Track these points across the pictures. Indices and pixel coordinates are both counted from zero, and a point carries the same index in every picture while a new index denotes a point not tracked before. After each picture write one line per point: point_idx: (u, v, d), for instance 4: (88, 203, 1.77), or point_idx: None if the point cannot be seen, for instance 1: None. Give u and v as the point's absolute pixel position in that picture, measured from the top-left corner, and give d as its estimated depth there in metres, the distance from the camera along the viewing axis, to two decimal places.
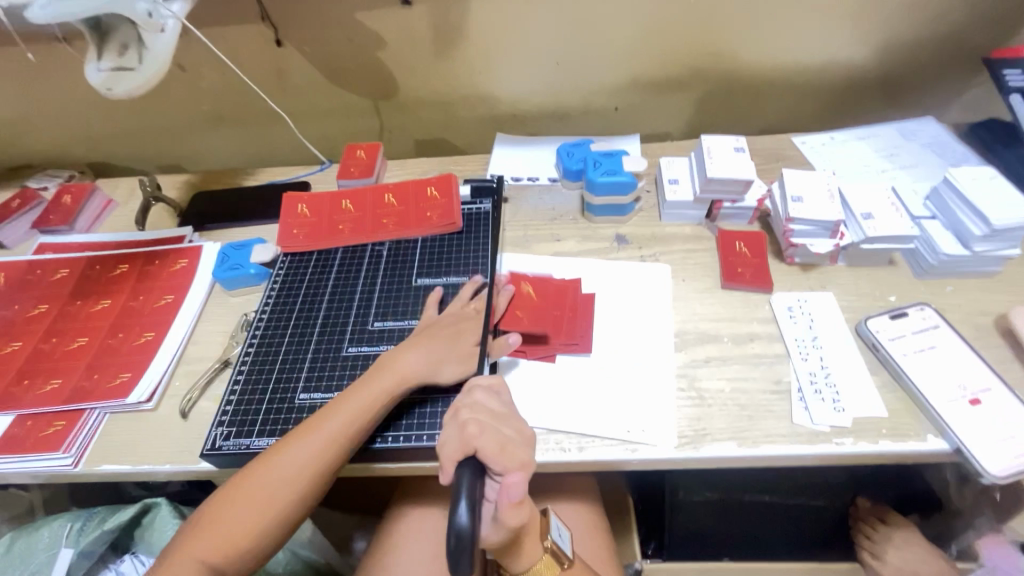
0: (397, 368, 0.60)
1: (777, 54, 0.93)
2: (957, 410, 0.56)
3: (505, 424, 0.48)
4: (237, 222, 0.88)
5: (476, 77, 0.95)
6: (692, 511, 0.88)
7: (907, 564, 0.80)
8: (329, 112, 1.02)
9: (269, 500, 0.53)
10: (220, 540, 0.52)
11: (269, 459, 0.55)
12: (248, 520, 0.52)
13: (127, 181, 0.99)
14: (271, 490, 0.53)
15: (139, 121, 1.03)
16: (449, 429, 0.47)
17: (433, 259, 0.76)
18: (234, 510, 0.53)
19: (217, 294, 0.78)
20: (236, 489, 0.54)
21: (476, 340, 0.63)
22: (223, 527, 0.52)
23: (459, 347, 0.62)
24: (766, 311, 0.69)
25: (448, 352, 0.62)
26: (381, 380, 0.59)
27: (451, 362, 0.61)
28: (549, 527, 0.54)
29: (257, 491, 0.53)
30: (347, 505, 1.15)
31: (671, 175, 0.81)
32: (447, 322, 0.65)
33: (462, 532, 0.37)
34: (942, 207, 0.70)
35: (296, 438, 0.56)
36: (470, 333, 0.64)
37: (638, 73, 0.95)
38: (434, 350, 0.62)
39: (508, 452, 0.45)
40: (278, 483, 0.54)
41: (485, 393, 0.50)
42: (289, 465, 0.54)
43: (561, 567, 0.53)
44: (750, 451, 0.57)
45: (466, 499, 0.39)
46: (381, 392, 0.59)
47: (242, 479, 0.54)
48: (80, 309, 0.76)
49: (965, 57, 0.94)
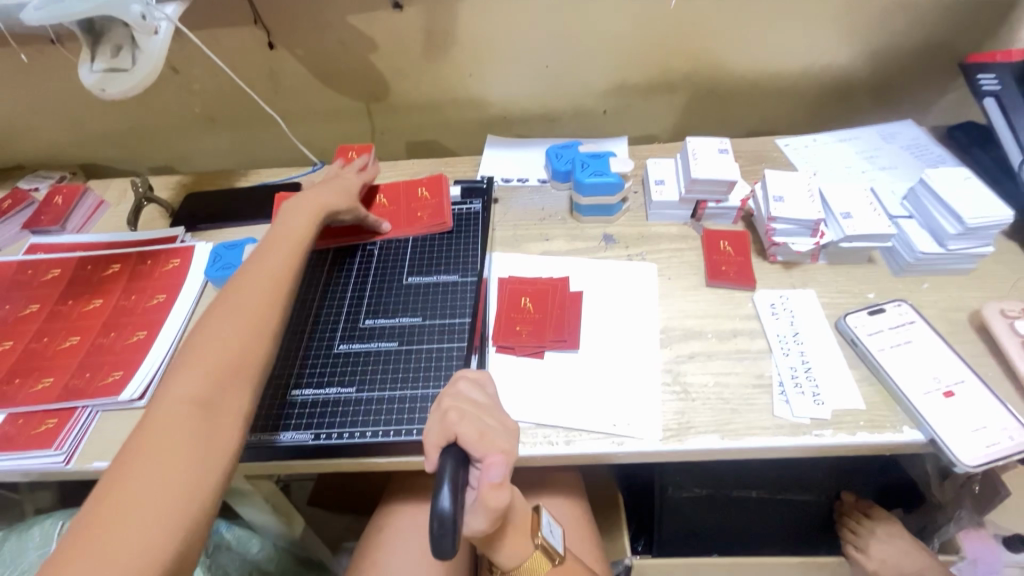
0: (313, 201, 0.72)
1: (761, 58, 0.95)
2: (932, 402, 0.58)
3: (488, 414, 0.49)
4: (229, 222, 0.89)
5: (466, 80, 0.97)
6: (680, 506, 0.89)
7: (892, 557, 0.81)
8: (321, 114, 1.03)
9: (242, 322, 0.56)
10: (204, 366, 0.52)
11: (224, 298, 0.58)
12: (225, 344, 0.54)
13: (119, 183, 0.99)
14: (239, 312, 0.57)
15: (131, 122, 1.03)
16: (433, 420, 0.48)
17: (423, 259, 0.77)
18: (206, 339, 0.54)
19: (210, 293, 0.79)
20: (204, 329, 0.55)
21: (353, 182, 0.79)
22: (202, 355, 0.52)
23: (346, 183, 0.78)
24: (749, 308, 0.70)
25: (339, 187, 0.76)
26: (302, 217, 0.70)
27: (345, 192, 0.76)
28: (540, 524, 0.55)
29: (227, 319, 0.56)
30: (338, 505, 1.16)
31: (658, 176, 0.83)
32: (330, 179, 0.78)
33: (445, 517, 0.38)
34: (919, 207, 0.73)
35: (245, 275, 0.61)
36: (352, 176, 0.80)
37: (626, 76, 0.96)
38: (331, 188, 0.75)
39: (487, 438, 0.46)
40: (242, 308, 0.57)
41: (467, 384, 0.51)
42: (247, 293, 0.59)
43: (553, 564, 0.54)
44: (733, 443, 0.58)
45: (449, 485, 0.40)
46: (303, 214, 0.70)
47: (206, 322, 0.56)
48: (72, 308, 0.76)
49: (943, 62, 0.96)
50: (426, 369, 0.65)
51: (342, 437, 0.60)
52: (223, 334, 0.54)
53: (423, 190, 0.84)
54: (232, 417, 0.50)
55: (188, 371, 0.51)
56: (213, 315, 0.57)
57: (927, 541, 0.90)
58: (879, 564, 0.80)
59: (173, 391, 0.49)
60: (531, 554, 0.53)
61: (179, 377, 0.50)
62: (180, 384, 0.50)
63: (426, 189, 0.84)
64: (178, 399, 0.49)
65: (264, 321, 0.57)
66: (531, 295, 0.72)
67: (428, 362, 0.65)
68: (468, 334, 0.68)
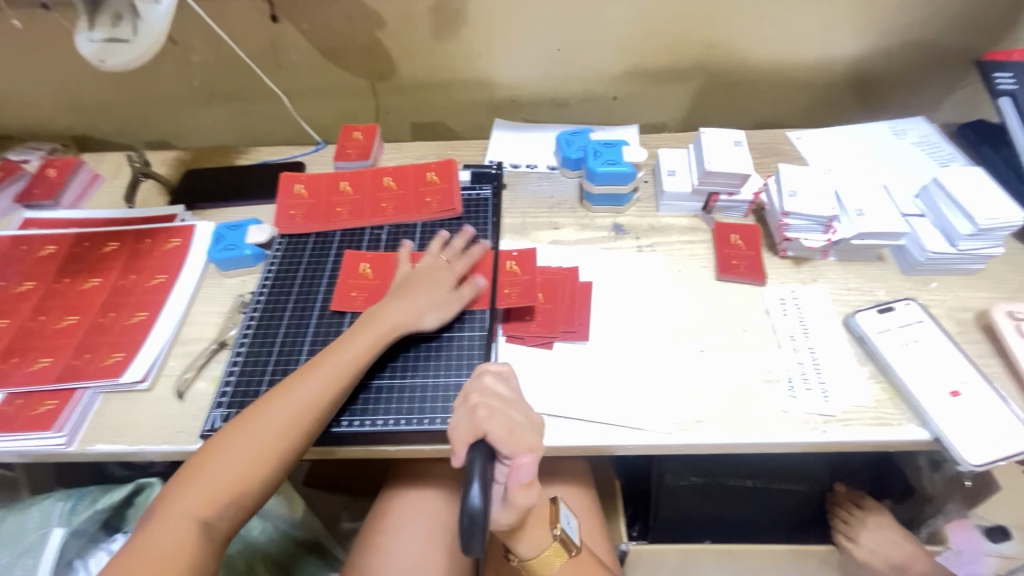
0: (386, 317, 0.63)
1: (776, 48, 0.94)
2: (939, 401, 0.59)
3: (515, 409, 0.49)
4: (230, 201, 0.87)
5: (475, 61, 0.94)
6: (678, 494, 0.90)
7: (880, 547, 0.84)
8: (324, 92, 1.00)
9: (257, 446, 0.53)
10: (208, 489, 0.51)
11: (254, 412, 0.55)
12: (245, 459, 0.53)
13: (114, 156, 0.96)
14: (258, 436, 0.54)
15: (126, 94, 1.00)
16: (460, 414, 0.48)
17: (503, 296, 0.69)
18: (220, 457, 0.52)
19: (211, 274, 0.77)
20: (223, 440, 0.54)
21: (448, 285, 0.67)
22: (210, 475, 0.51)
23: (436, 292, 0.66)
24: (759, 303, 0.70)
25: (423, 298, 0.65)
26: (372, 328, 0.62)
27: (430, 305, 0.65)
28: (559, 516, 0.55)
29: (245, 438, 0.54)
30: (335, 485, 1.16)
31: (670, 167, 0.82)
32: (419, 272, 0.68)
33: (475, 514, 0.38)
34: (931, 206, 0.72)
35: (284, 388, 0.57)
36: (444, 279, 0.67)
37: (638, 62, 0.95)
38: (416, 300, 0.65)
39: (517, 436, 0.46)
40: (267, 433, 0.54)
41: (494, 377, 0.51)
42: (278, 414, 0.55)
43: (570, 555, 0.55)
44: (741, 437, 0.59)
45: (479, 480, 0.40)
46: (371, 335, 0.61)
47: (228, 431, 0.54)
48: (69, 287, 0.74)
49: (957, 58, 0.95)
50: (438, 357, 0.64)
51: (352, 424, 0.59)
52: (235, 457, 0.52)
53: (510, 262, 0.72)
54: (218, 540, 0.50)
55: (193, 488, 0.50)
56: (237, 426, 0.55)
57: (915, 532, 0.93)
58: (868, 552, 0.84)
59: (175, 506, 0.49)
60: (549, 546, 0.54)
61: (189, 487, 0.51)
62: (194, 494, 0.50)
63: (515, 263, 0.72)
64: (183, 514, 0.49)
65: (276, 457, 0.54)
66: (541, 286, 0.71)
67: (442, 350, 0.65)
68: (482, 324, 0.67)
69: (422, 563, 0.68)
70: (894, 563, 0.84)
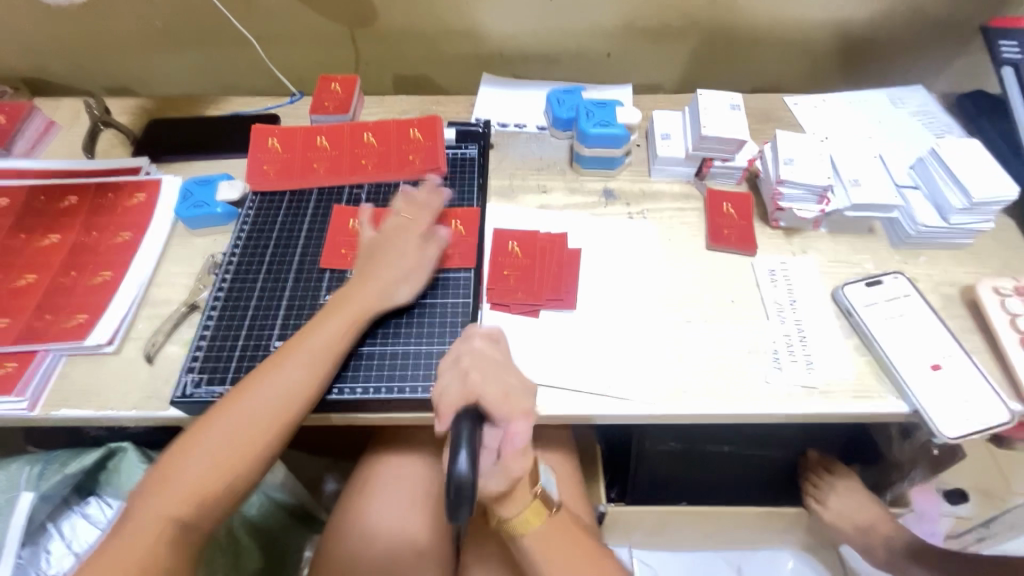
0: (365, 298, 0.60)
1: (778, 9, 0.89)
2: (920, 373, 0.59)
3: (507, 372, 0.53)
4: (198, 154, 0.81)
5: (460, 10, 0.88)
6: (654, 460, 0.86)
7: (847, 509, 0.86)
8: (299, 37, 0.93)
9: (236, 439, 0.51)
10: (187, 486, 0.48)
11: (232, 403, 0.53)
12: (224, 455, 0.50)
13: (71, 102, 0.90)
14: (238, 429, 0.51)
15: (79, 34, 0.92)
16: (451, 379, 0.51)
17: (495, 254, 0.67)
18: (197, 452, 0.50)
19: (180, 233, 0.73)
20: (201, 432, 0.51)
21: (429, 261, 0.64)
22: (188, 472, 0.49)
23: (417, 272, 0.63)
24: (749, 273, 0.69)
25: (404, 275, 0.62)
26: (351, 309, 0.59)
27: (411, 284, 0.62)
28: (539, 476, 0.56)
29: (222, 431, 0.51)
30: (314, 446, 1.13)
31: (664, 130, 0.79)
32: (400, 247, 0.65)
33: (461, 482, 0.40)
34: (926, 178, 0.71)
35: (262, 374, 0.54)
36: (425, 256, 0.64)
37: (635, 18, 0.89)
38: (395, 276, 0.62)
39: (510, 399, 0.50)
40: (248, 424, 0.52)
41: (484, 342, 0.55)
42: (257, 405, 0.52)
43: (550, 512, 0.56)
44: (726, 409, 0.58)
45: (466, 449, 0.43)
46: (350, 317, 0.58)
47: (205, 422, 0.52)
48: (25, 243, 0.70)
49: (963, 23, 0.92)
50: (423, 324, 0.62)
51: (333, 392, 0.57)
52: (213, 452, 0.50)
53: (514, 244, 0.70)
54: (196, 532, 0.48)
55: (172, 486, 0.48)
56: (213, 417, 0.52)
57: (881, 495, 0.92)
58: (835, 514, 0.86)
59: (156, 502, 0.47)
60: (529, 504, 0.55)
61: (165, 486, 0.48)
62: (169, 495, 0.48)
63: (519, 245, 0.70)
64: (159, 513, 0.47)
65: (255, 451, 0.51)
66: (512, 246, 0.69)
67: (427, 318, 0.63)
68: (470, 289, 0.65)
69: (404, 528, 0.68)
70: (859, 525, 0.86)
